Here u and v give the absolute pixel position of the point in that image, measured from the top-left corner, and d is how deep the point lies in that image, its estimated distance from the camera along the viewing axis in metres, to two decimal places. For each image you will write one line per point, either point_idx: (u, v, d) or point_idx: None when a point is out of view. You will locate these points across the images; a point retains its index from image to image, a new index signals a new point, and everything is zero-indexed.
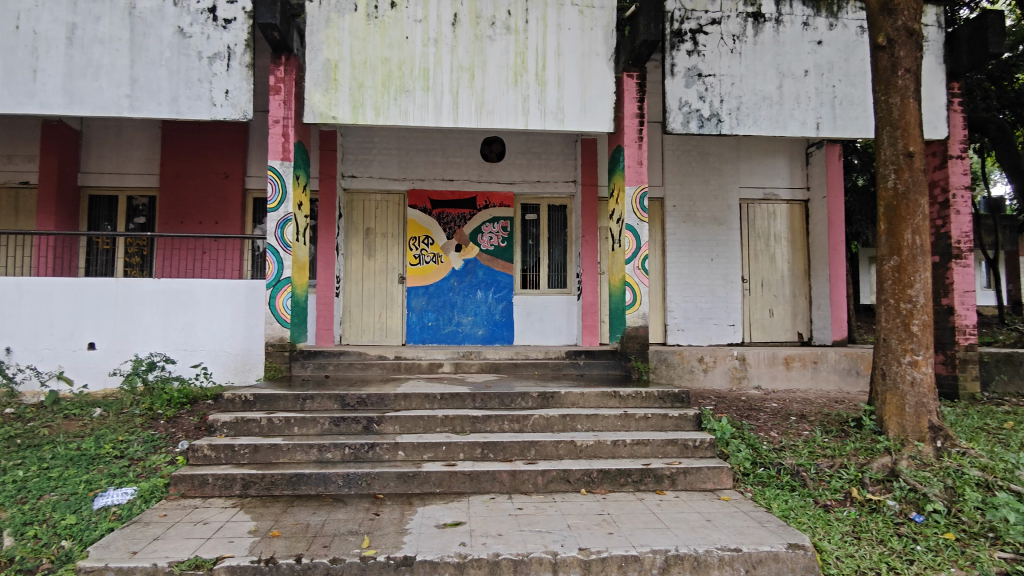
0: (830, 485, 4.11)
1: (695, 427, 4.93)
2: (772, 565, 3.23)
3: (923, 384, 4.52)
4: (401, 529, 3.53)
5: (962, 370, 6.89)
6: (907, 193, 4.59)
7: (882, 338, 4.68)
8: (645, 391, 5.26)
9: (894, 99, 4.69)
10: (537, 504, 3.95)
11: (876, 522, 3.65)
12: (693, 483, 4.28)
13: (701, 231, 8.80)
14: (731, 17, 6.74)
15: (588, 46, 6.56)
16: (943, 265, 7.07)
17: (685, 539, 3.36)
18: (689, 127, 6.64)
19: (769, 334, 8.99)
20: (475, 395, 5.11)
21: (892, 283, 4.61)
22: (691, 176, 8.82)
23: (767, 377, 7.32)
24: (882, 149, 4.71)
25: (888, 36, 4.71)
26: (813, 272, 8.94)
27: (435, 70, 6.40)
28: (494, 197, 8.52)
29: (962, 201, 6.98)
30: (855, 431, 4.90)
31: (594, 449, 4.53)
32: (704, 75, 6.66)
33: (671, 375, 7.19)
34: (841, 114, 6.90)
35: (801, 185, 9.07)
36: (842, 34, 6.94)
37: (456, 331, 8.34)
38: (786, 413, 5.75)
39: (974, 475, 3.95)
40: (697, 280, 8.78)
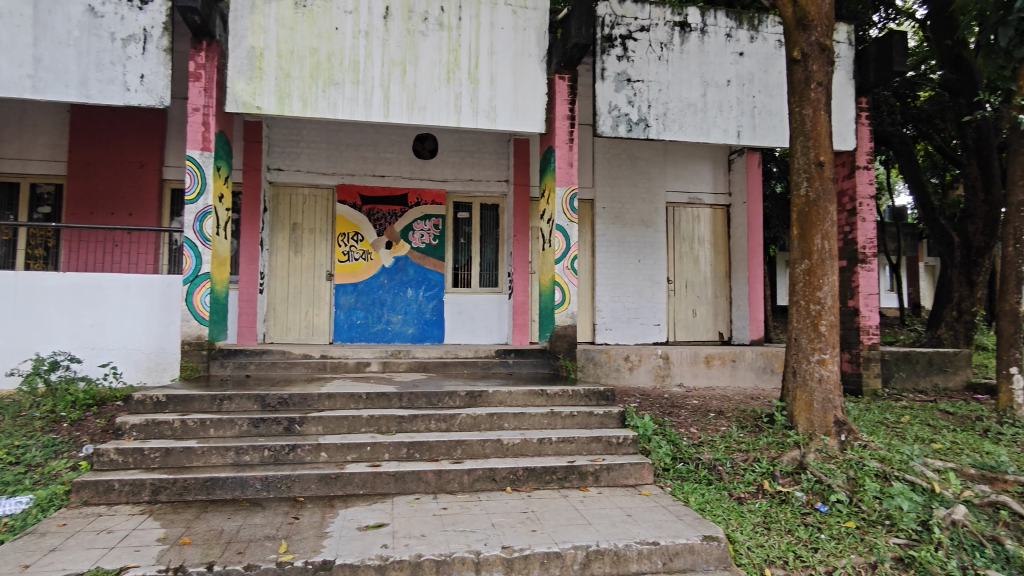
0: (743, 479, 4.29)
1: (619, 424, 5.04)
2: (688, 557, 3.34)
3: (830, 381, 4.78)
4: (321, 532, 3.44)
5: (866, 367, 7.35)
6: (817, 200, 4.84)
7: (794, 338, 4.91)
8: (571, 390, 5.33)
9: (807, 110, 4.93)
10: (462, 504, 3.93)
11: (784, 513, 3.84)
12: (616, 479, 4.37)
13: (629, 232, 9.01)
14: (660, 25, 6.93)
15: (521, 46, 6.60)
16: (850, 269, 7.50)
17: (606, 535, 3.42)
18: (618, 131, 6.76)
19: (692, 334, 9.29)
20: (402, 394, 5.04)
21: (803, 284, 4.85)
22: (620, 179, 9.02)
23: (688, 375, 7.58)
24: (795, 157, 4.96)
25: (803, 50, 4.95)
26: (733, 274, 9.32)
27: (366, 62, 6.27)
28: (426, 195, 8.44)
29: (867, 209, 7.43)
30: (767, 426, 5.13)
31: (520, 447, 4.54)
32: (633, 81, 6.81)
33: (598, 373, 7.31)
34: (760, 123, 7.22)
35: (723, 190, 9.43)
36: (762, 47, 7.27)
37: (386, 329, 8.22)
38: (706, 410, 5.96)
39: (874, 465, 4.20)
40: (625, 281, 8.98)
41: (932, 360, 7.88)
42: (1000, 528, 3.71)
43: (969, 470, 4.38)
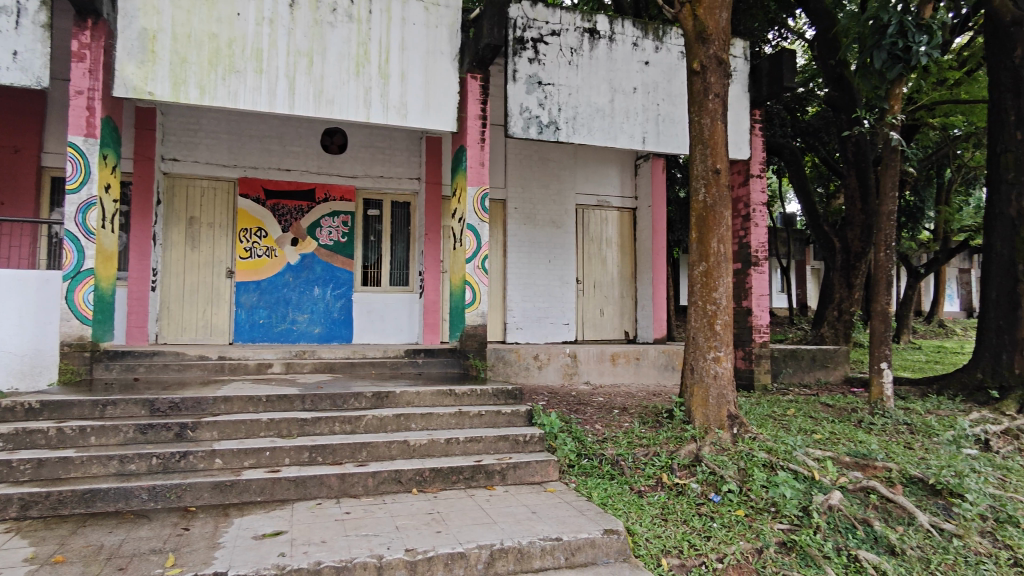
0: (644, 472, 4.45)
1: (526, 423, 5.11)
2: (589, 551, 3.42)
3: (724, 377, 5.04)
4: (214, 543, 3.27)
5: (757, 364, 7.82)
6: (714, 206, 5.09)
7: (692, 337, 5.15)
8: (479, 389, 5.34)
9: (705, 120, 5.17)
10: (366, 507, 3.86)
11: (681, 504, 4.01)
12: (522, 477, 4.42)
13: (539, 233, 9.14)
14: (570, 31, 7.07)
15: (432, 44, 6.55)
16: (744, 271, 7.95)
17: (510, 533, 3.45)
18: (529, 133, 6.83)
19: (600, 332, 9.54)
20: (305, 396, 4.87)
21: (700, 286, 5.09)
22: (531, 180, 9.13)
23: (595, 372, 7.78)
24: (694, 164, 5.20)
25: (702, 62, 5.19)
26: (639, 275, 9.66)
27: (270, 51, 6.02)
28: (335, 190, 8.21)
29: (759, 215, 7.90)
30: (667, 421, 5.35)
31: (426, 448, 4.51)
32: (544, 84, 6.91)
33: (508, 372, 7.35)
34: (664, 131, 7.53)
35: (630, 194, 9.74)
36: (666, 57, 7.57)
37: (290, 329, 7.93)
38: (610, 407, 6.15)
39: (762, 456, 4.47)
40: (536, 280, 9.10)
41: (815, 357, 8.49)
42: (870, 511, 4.05)
43: (844, 457, 4.73)
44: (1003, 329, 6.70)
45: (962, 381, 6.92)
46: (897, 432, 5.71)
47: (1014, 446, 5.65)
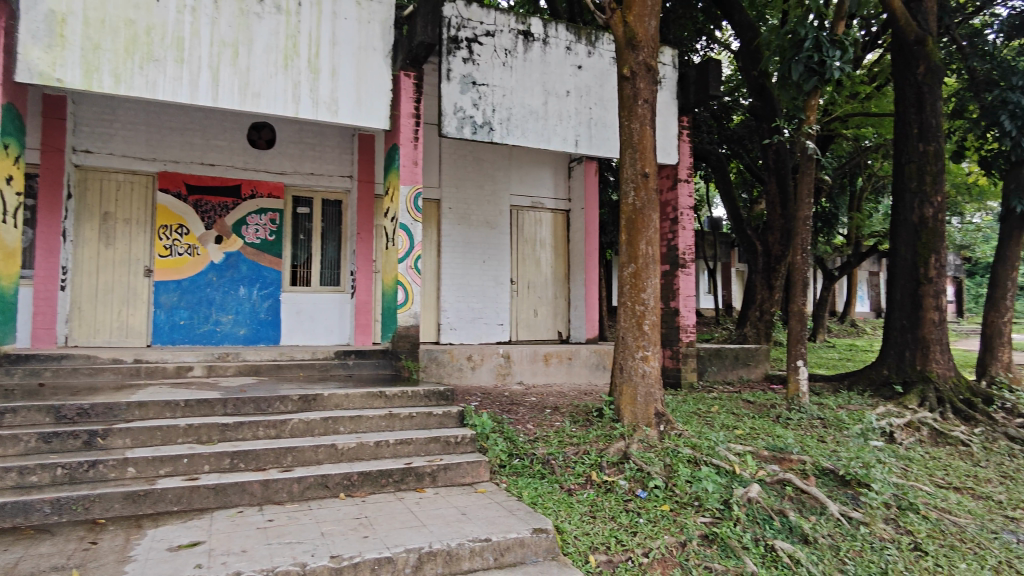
0: (574, 471, 4.50)
1: (458, 423, 5.09)
2: (518, 550, 3.43)
3: (651, 376, 5.17)
4: (124, 557, 3.10)
5: (684, 362, 8.07)
6: (643, 209, 5.21)
7: (621, 337, 5.25)
8: (410, 390, 5.28)
9: (635, 124, 5.29)
10: (290, 514, 3.74)
11: (609, 501, 4.08)
12: (452, 479, 4.40)
13: (474, 233, 9.12)
14: (504, 32, 7.10)
15: (364, 39, 6.43)
16: (672, 273, 8.18)
17: (439, 535, 3.42)
18: (463, 132, 6.79)
19: (533, 333, 9.62)
20: (227, 400, 4.67)
21: (629, 287, 5.20)
22: (466, 180, 9.11)
23: (528, 372, 7.84)
24: (624, 167, 5.30)
25: (632, 68, 5.30)
26: (572, 276, 9.79)
27: (192, 40, 5.75)
28: (262, 187, 7.93)
29: (686, 219, 8.16)
30: (597, 419, 5.44)
31: (355, 451, 4.43)
32: (478, 84, 6.90)
33: (440, 373, 7.29)
34: (596, 134, 7.66)
35: (563, 196, 9.87)
36: (598, 62, 7.71)
37: (213, 331, 7.60)
38: (542, 407, 6.19)
39: (686, 452, 4.60)
40: (470, 281, 9.07)
41: (738, 356, 8.84)
42: (786, 502, 4.24)
43: (763, 452, 4.93)
44: (906, 328, 7.17)
45: (870, 378, 7.36)
46: (811, 426, 6.01)
47: (915, 437, 6.05)
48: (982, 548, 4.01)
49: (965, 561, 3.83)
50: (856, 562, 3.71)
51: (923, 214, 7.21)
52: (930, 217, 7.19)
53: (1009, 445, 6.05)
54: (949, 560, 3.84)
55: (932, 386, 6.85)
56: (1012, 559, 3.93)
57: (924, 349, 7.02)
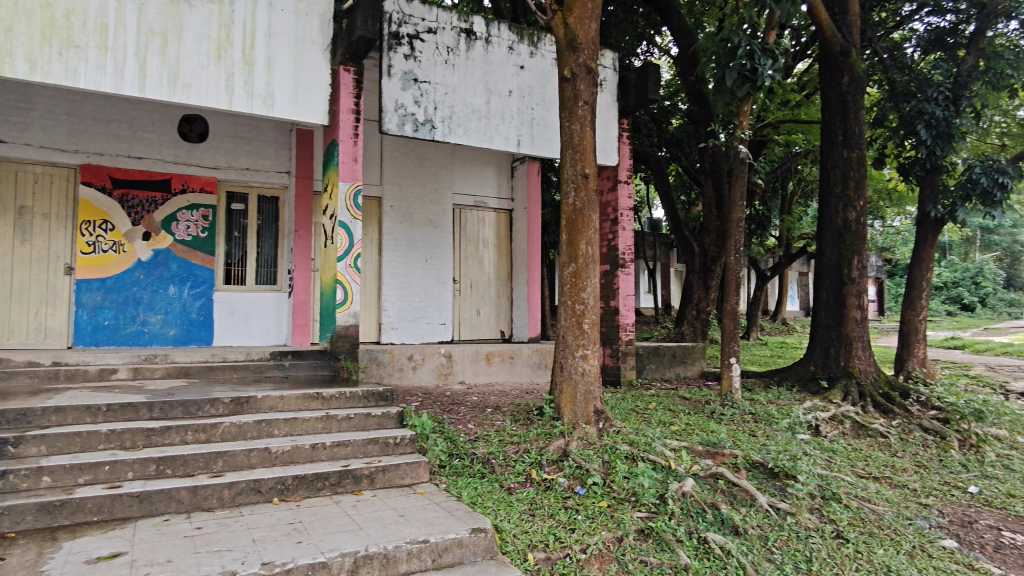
0: (513, 470, 4.50)
1: (397, 424, 5.04)
2: (456, 551, 3.42)
3: (591, 374, 5.24)
4: (36, 572, 2.92)
5: (623, 360, 8.21)
6: (583, 209, 5.27)
7: (561, 336, 5.29)
8: (348, 391, 5.18)
9: (575, 125, 5.34)
10: (220, 521, 3.61)
11: (548, 499, 4.11)
12: (391, 480, 4.34)
13: (416, 232, 9.03)
14: (446, 30, 7.05)
15: (302, 32, 6.27)
16: (612, 273, 8.32)
17: (376, 538, 3.36)
18: (404, 130, 6.70)
19: (476, 332, 9.60)
20: (153, 404, 4.47)
21: (570, 286, 5.25)
22: (408, 178, 9.00)
23: (470, 372, 7.83)
24: (565, 168, 5.34)
25: (572, 70, 5.34)
26: (514, 275, 9.83)
27: (117, 27, 5.47)
28: (194, 181, 7.62)
29: (626, 219, 8.31)
30: (537, 418, 5.48)
31: (290, 455, 4.31)
32: (420, 81, 6.83)
33: (381, 374, 7.17)
34: (538, 134, 7.71)
35: (506, 195, 9.90)
36: (540, 63, 7.76)
37: (140, 331, 7.26)
38: (483, 407, 6.18)
39: (624, 448, 4.69)
40: (412, 280, 8.97)
41: (675, 354, 9.07)
42: (718, 495, 4.37)
43: (697, 446, 5.05)
44: (831, 326, 7.51)
45: (798, 374, 7.67)
46: (743, 421, 6.22)
47: (838, 430, 6.34)
48: (898, 534, 4.24)
49: (882, 547, 4.03)
50: (783, 552, 3.86)
51: (847, 218, 7.57)
52: (853, 220, 7.55)
53: (923, 436, 6.42)
54: (868, 546, 4.04)
55: (855, 381, 7.20)
56: (925, 543, 4.17)
57: (847, 346, 7.38)
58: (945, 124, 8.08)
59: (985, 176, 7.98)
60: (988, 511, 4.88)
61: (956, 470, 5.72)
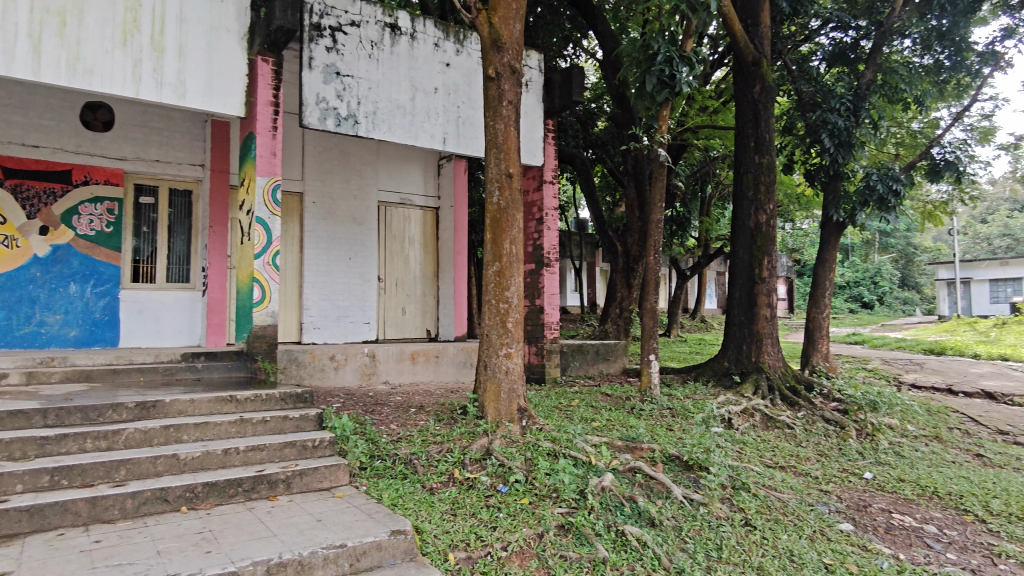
0: (436, 469, 4.47)
1: (316, 426, 4.93)
2: (374, 554, 3.36)
3: (514, 372, 5.27)
4: None
5: (547, 358, 8.31)
6: (507, 208, 5.29)
7: (485, 334, 5.29)
8: (264, 394, 5.02)
9: (499, 125, 5.35)
10: (121, 533, 3.41)
11: (470, 498, 4.11)
12: (308, 484, 4.23)
13: (339, 229, 8.82)
14: (370, 23, 6.93)
15: (217, 20, 6.01)
16: (537, 271, 8.42)
17: (291, 545, 3.26)
18: (325, 124, 6.52)
19: (401, 331, 9.48)
20: (48, 411, 4.15)
21: (494, 285, 5.25)
22: (331, 174, 8.78)
23: (394, 372, 7.74)
24: (489, 167, 5.34)
25: (497, 69, 5.35)
26: (440, 274, 9.78)
27: (7, 4, 5.05)
28: (98, 173, 7.16)
29: (551, 219, 8.41)
30: (461, 417, 5.47)
31: (200, 461, 4.12)
32: (342, 74, 6.66)
33: (301, 375, 6.96)
34: (464, 133, 7.69)
35: (432, 193, 9.84)
36: (466, 61, 7.75)
37: (37, 332, 6.74)
38: (407, 406, 6.12)
39: (546, 445, 4.74)
40: (335, 278, 8.76)
41: (598, 351, 9.27)
42: (636, 488, 4.50)
43: (617, 442, 5.18)
44: (744, 323, 7.88)
45: (713, 369, 8.01)
46: (661, 416, 6.44)
47: (749, 422, 6.66)
48: (801, 520, 4.49)
49: (786, 532, 4.26)
50: (695, 541, 4.01)
51: (758, 220, 7.94)
52: (764, 223, 7.93)
53: (825, 426, 6.83)
54: (773, 532, 4.26)
55: (764, 375, 7.58)
56: (825, 528, 4.44)
57: (758, 342, 7.76)
58: (847, 134, 8.60)
59: (881, 184, 8.55)
60: (880, 495, 5.25)
61: (853, 458, 6.13)
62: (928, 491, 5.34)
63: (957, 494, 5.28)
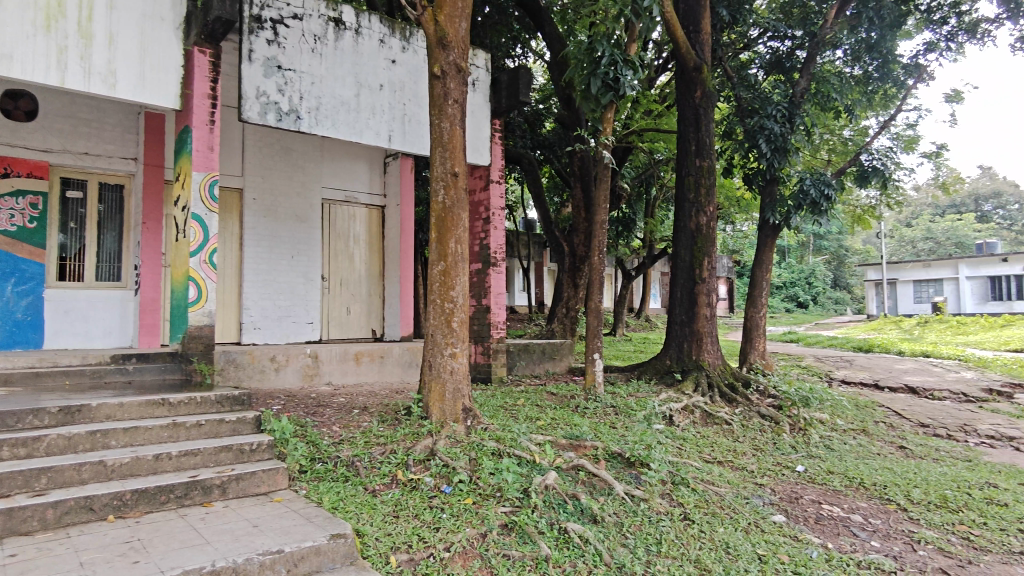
0: (379, 471, 4.41)
1: (254, 430, 4.79)
2: (313, 559, 3.29)
3: (459, 372, 5.25)
4: None
5: (494, 357, 8.32)
6: (452, 208, 5.26)
7: (430, 334, 5.24)
8: (199, 396, 4.84)
9: (445, 124, 5.31)
10: (41, 545, 3.23)
11: (413, 499, 4.07)
12: (245, 489, 4.11)
13: (281, 227, 8.60)
14: (313, 17, 6.78)
15: (151, 8, 5.77)
16: (484, 271, 8.42)
17: (224, 552, 3.15)
18: (266, 119, 6.33)
19: (345, 331, 9.32)
20: None
21: (439, 285, 5.21)
22: (273, 170, 8.55)
23: (337, 372, 7.60)
24: (434, 166, 5.30)
25: (442, 68, 5.31)
26: (386, 273, 9.67)
27: None
28: (21, 164, 6.75)
29: (497, 219, 8.43)
30: (405, 418, 5.41)
31: (130, 467, 3.95)
32: (284, 68, 6.49)
33: (239, 376, 6.75)
34: (410, 131, 7.62)
35: (378, 191, 9.72)
36: (412, 58, 7.69)
37: None
38: (350, 408, 6.02)
39: (490, 445, 4.74)
40: (277, 277, 8.53)
41: (544, 351, 9.33)
42: (579, 486, 4.56)
43: (561, 440, 5.22)
44: (685, 323, 8.08)
45: (656, 367, 8.18)
46: (605, 414, 6.54)
47: (689, 419, 6.83)
48: (736, 513, 4.64)
49: (723, 525, 4.39)
50: (636, 536, 4.08)
51: (699, 222, 8.15)
52: (704, 224, 8.14)
53: (760, 422, 7.07)
54: (710, 525, 4.38)
55: (704, 373, 7.80)
56: (759, 520, 4.59)
57: (698, 340, 7.97)
58: (782, 139, 8.93)
59: (814, 188, 8.91)
60: (812, 486, 5.47)
61: (787, 451, 6.37)
62: (855, 482, 5.59)
63: (881, 484, 5.55)
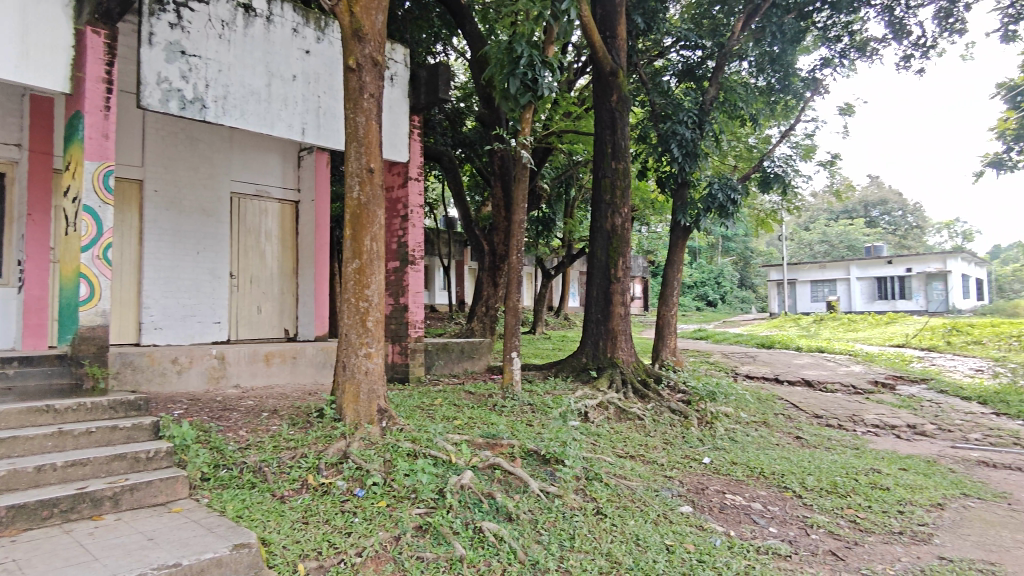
0: (288, 476, 4.25)
1: (151, 436, 4.51)
2: (213, 572, 3.13)
3: (375, 372, 5.14)
4: None
5: (412, 357, 8.23)
6: (368, 204, 5.14)
7: (344, 334, 5.11)
8: (89, 402, 4.51)
9: (360, 117, 5.18)
10: None
11: (324, 504, 3.95)
12: (140, 500, 3.86)
13: (186, 221, 8.14)
14: (221, 2, 6.46)
15: None
16: (401, 269, 8.29)
17: (114, 569, 2.95)
18: (167, 107, 5.95)
19: (255, 330, 8.95)
20: None
21: (353, 283, 5.07)
22: (177, 161, 8.09)
23: (246, 374, 7.28)
24: (349, 161, 5.16)
25: (358, 60, 5.18)
26: (299, 271, 9.37)
27: None
28: None
29: (416, 216, 8.33)
30: (316, 421, 5.24)
31: (6, 481, 3.61)
32: (188, 54, 6.13)
33: (138, 380, 6.35)
34: (324, 124, 7.40)
35: (291, 186, 9.40)
36: (327, 49, 7.48)
37: None
38: (258, 411, 5.77)
39: (405, 446, 4.68)
40: (180, 275, 8.07)
41: (463, 350, 9.30)
42: (494, 484, 4.57)
43: (477, 439, 5.21)
44: (600, 321, 8.27)
45: (573, 365, 8.33)
46: (522, 412, 6.59)
47: (604, 415, 6.99)
48: (646, 506, 4.78)
49: (633, 518, 4.52)
50: (550, 533, 4.13)
51: (614, 222, 8.36)
52: (619, 225, 8.36)
53: (670, 416, 7.33)
54: (621, 518, 4.50)
55: (618, 370, 8.00)
56: (667, 511, 4.75)
57: (613, 338, 8.18)
58: (692, 144, 9.29)
59: (721, 192, 9.33)
60: (716, 477, 5.73)
61: (694, 444, 6.64)
62: (755, 472, 5.90)
63: (779, 473, 5.89)
